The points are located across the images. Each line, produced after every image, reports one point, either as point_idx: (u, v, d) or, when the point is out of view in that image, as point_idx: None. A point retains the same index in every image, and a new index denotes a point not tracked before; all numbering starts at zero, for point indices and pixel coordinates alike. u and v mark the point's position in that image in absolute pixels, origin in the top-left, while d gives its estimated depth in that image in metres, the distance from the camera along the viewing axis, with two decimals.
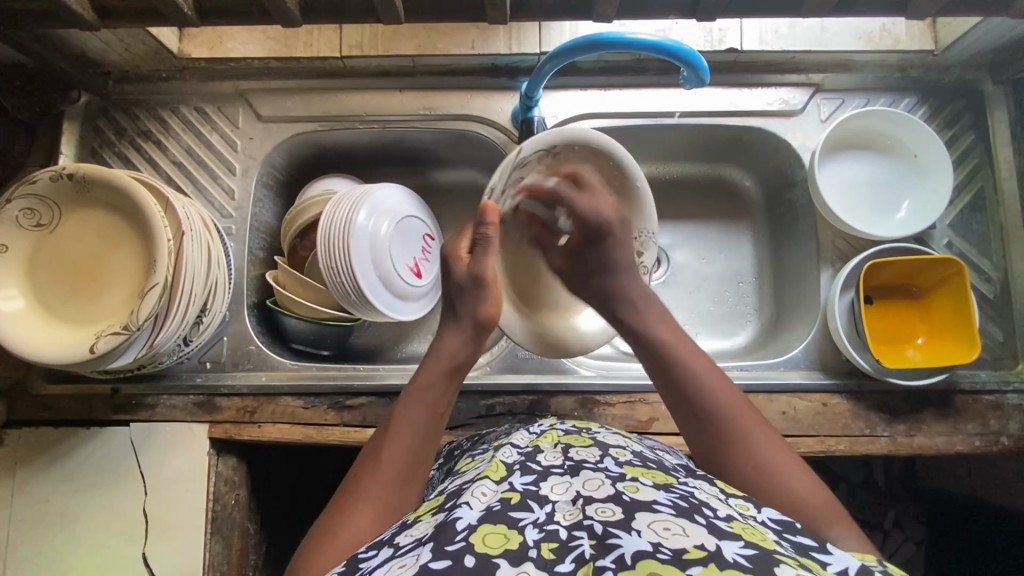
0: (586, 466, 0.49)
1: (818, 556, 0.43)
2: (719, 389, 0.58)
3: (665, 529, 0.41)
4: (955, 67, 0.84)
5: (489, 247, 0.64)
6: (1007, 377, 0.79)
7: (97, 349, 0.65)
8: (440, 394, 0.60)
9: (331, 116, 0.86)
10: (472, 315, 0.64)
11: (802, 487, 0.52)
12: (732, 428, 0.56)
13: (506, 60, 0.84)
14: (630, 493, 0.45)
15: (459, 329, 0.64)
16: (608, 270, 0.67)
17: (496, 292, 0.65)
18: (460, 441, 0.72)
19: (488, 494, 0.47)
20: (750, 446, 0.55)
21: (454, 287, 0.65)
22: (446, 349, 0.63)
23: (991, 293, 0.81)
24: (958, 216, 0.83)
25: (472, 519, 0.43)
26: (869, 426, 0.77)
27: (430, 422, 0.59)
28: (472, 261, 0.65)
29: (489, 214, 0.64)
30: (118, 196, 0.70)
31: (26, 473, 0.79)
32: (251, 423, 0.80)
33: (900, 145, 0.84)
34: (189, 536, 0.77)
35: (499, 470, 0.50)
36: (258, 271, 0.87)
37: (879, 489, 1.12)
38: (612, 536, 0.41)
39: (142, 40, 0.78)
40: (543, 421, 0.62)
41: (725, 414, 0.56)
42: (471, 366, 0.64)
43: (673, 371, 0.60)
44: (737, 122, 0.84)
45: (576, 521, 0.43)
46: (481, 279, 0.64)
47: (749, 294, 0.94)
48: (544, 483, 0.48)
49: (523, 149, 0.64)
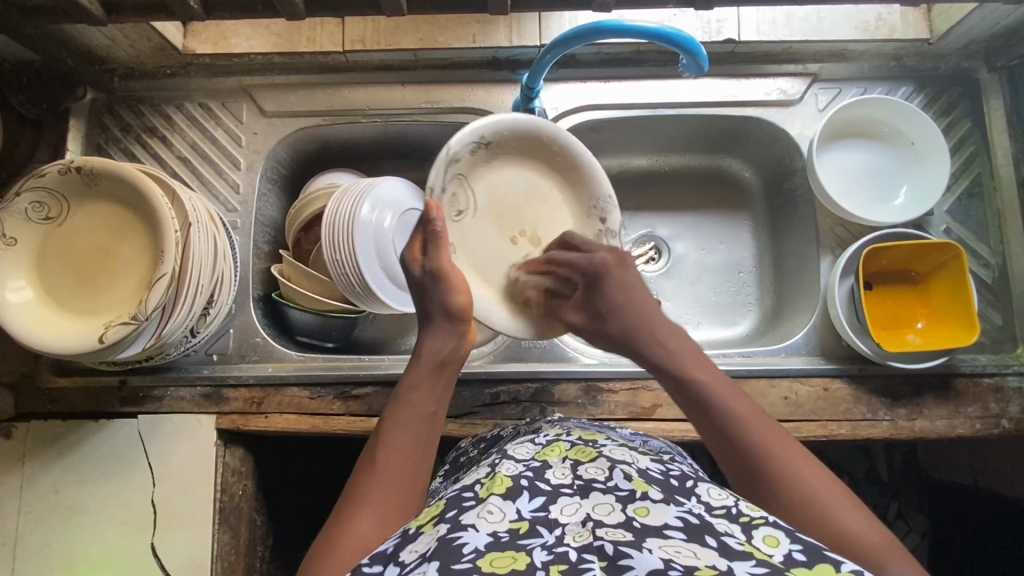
0: (595, 487, 0.49)
1: (829, 558, 0.43)
2: (750, 417, 0.54)
3: (675, 551, 0.42)
4: (951, 55, 0.85)
5: (439, 241, 0.66)
6: (1007, 361, 0.79)
7: (106, 338, 0.66)
8: (429, 392, 0.61)
9: (335, 110, 0.87)
10: (441, 308, 0.64)
11: (861, 527, 0.48)
12: (766, 457, 0.51)
13: (506, 53, 0.85)
14: (641, 517, 0.46)
15: (440, 329, 0.64)
16: (618, 312, 0.65)
17: (459, 280, 0.65)
18: (465, 448, 0.73)
19: (496, 515, 0.47)
20: (801, 490, 0.50)
21: (416, 288, 0.66)
22: (428, 348, 0.63)
23: (989, 278, 0.82)
24: (956, 202, 0.84)
25: (479, 544, 0.44)
26: (870, 411, 0.78)
27: (421, 423, 0.59)
28: (426, 259, 0.66)
29: (432, 212, 0.66)
30: (126, 190, 0.71)
31: (35, 465, 0.79)
32: (258, 413, 0.81)
33: (897, 133, 0.85)
34: (197, 526, 0.78)
35: (505, 484, 0.50)
36: (264, 264, 0.88)
37: (882, 481, 1.12)
38: (624, 557, 0.42)
39: (147, 37, 0.79)
40: (548, 430, 0.63)
41: (758, 442, 0.52)
42: (462, 361, 0.65)
43: (707, 412, 0.56)
44: (735, 112, 0.85)
45: (586, 542, 0.44)
46: (438, 272, 0.65)
47: (749, 284, 0.95)
48: (553, 505, 0.48)
49: (454, 142, 0.67)
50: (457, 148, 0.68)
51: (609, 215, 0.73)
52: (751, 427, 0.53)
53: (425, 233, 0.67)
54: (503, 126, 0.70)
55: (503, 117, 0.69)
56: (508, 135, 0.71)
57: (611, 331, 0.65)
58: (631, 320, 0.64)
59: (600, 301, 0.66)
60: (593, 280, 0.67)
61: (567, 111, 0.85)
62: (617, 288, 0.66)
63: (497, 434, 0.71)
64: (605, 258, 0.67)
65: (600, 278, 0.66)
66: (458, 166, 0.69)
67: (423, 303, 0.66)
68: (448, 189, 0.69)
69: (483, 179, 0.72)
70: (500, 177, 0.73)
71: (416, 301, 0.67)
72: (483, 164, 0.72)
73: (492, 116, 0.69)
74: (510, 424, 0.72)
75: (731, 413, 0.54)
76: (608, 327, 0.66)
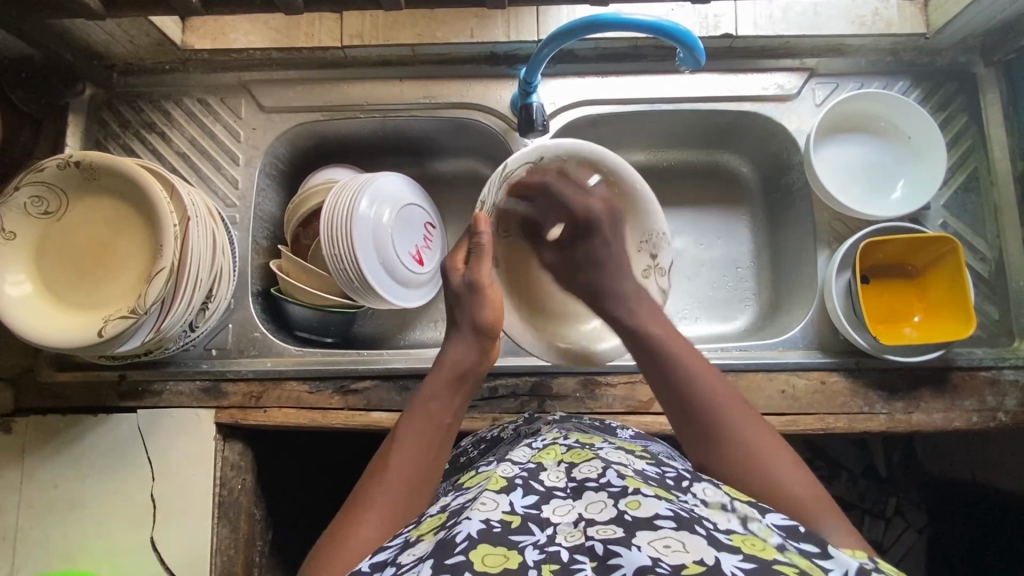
0: (589, 486, 0.50)
1: (819, 562, 0.43)
2: (706, 376, 0.59)
3: (665, 546, 0.42)
4: (948, 50, 0.85)
5: (482, 253, 0.70)
6: (1003, 354, 0.80)
7: (106, 332, 0.66)
8: (447, 402, 0.63)
9: (333, 106, 0.87)
10: (470, 322, 0.67)
11: (796, 483, 0.52)
12: (717, 413, 0.57)
13: (504, 48, 0.85)
14: (632, 511, 0.46)
15: (462, 341, 0.67)
16: (592, 266, 0.74)
17: (491, 297, 0.69)
18: (465, 448, 0.75)
19: (489, 505, 0.48)
20: (743, 445, 0.55)
21: (454, 296, 0.70)
22: (449, 360, 0.66)
23: (986, 272, 0.82)
24: (953, 197, 0.84)
25: (472, 531, 0.44)
26: (867, 404, 0.78)
27: (436, 432, 0.60)
28: (467, 269, 0.70)
29: (481, 224, 0.71)
30: (126, 184, 0.71)
31: (34, 460, 0.80)
32: (257, 407, 0.81)
33: (894, 128, 0.85)
34: (196, 520, 0.78)
35: (500, 482, 0.51)
36: (263, 260, 0.89)
37: (881, 477, 1.12)
38: (613, 556, 0.42)
39: (146, 32, 0.79)
40: (546, 435, 0.63)
41: (711, 399, 0.57)
42: (479, 375, 0.67)
43: (660, 362, 0.61)
44: (733, 107, 0.85)
45: (578, 543, 0.44)
46: (477, 285, 0.68)
47: (747, 279, 0.95)
48: (546, 505, 0.49)
49: (510, 164, 0.71)
50: (513, 168, 0.72)
51: (658, 253, 0.78)
52: (705, 386, 0.58)
53: (470, 243, 0.71)
54: (567, 151, 0.71)
55: (567, 142, 0.70)
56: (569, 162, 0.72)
57: (591, 281, 0.73)
58: (607, 275, 0.72)
59: (584, 246, 0.75)
60: (582, 230, 0.75)
61: (564, 106, 0.85)
62: (601, 237, 0.74)
63: (496, 435, 0.72)
64: (599, 208, 0.74)
65: (589, 228, 0.75)
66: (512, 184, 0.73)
67: (454, 315, 0.69)
68: (499, 204, 0.75)
69: (535, 197, 0.76)
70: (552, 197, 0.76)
71: (450, 310, 0.70)
72: (540, 183, 0.74)
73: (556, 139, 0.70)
74: (509, 424, 0.74)
75: (682, 365, 0.60)
76: (590, 277, 0.73)
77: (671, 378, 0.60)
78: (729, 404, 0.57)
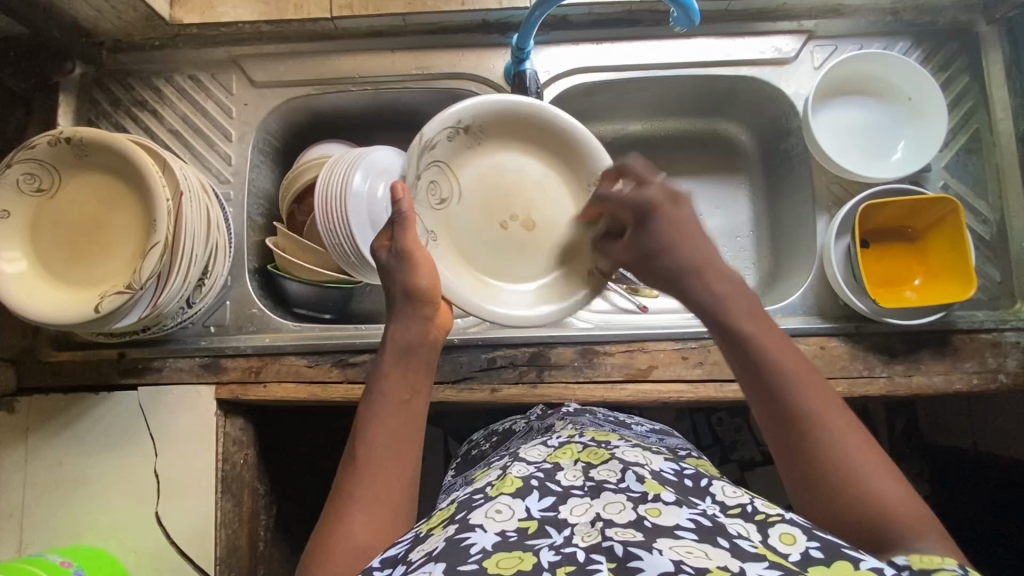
0: (606, 487, 0.51)
1: (849, 554, 0.44)
2: (811, 390, 0.54)
3: (686, 552, 0.42)
4: (950, 8, 0.84)
5: (405, 222, 0.65)
6: (1004, 316, 0.79)
7: (102, 308, 0.66)
8: (401, 379, 0.63)
9: (325, 79, 0.86)
10: (407, 291, 0.65)
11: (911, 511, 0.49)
12: (821, 431, 0.52)
13: (497, 16, 0.84)
14: (652, 517, 0.47)
15: (405, 313, 0.66)
16: (665, 254, 0.64)
17: (424, 261, 0.65)
18: (477, 441, 0.83)
19: (505, 513, 0.49)
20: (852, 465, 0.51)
21: (383, 271, 0.66)
22: (394, 336, 0.65)
23: (988, 234, 0.82)
24: (953, 158, 0.83)
25: (487, 544, 0.45)
26: (867, 367, 0.78)
27: (395, 412, 0.61)
28: (393, 243, 0.66)
29: (399, 192, 0.64)
30: (118, 159, 0.70)
31: (37, 439, 0.80)
32: (257, 382, 0.81)
33: (893, 89, 0.84)
34: (199, 495, 0.79)
35: (515, 484, 0.52)
36: (258, 237, 0.89)
37: (883, 448, 1.13)
38: (633, 558, 0.42)
39: (132, 6, 0.78)
40: (562, 433, 0.64)
41: (814, 414, 0.53)
42: (431, 342, 0.66)
43: (761, 370, 0.56)
44: (730, 72, 0.84)
45: (595, 543, 0.44)
46: (406, 252, 0.65)
47: (746, 248, 0.94)
48: (563, 506, 0.50)
49: (426, 130, 0.68)
50: (433, 136, 0.69)
51: None
52: (809, 400, 0.53)
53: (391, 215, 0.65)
54: (479, 110, 0.71)
55: (480, 100, 0.71)
56: (490, 118, 0.72)
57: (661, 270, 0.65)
58: (680, 259, 0.63)
59: (651, 240, 0.65)
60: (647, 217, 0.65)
61: (559, 75, 0.84)
62: (671, 229, 0.64)
63: (508, 428, 0.80)
64: (656, 196, 0.65)
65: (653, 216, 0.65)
66: (436, 152, 0.71)
67: (388, 289, 0.66)
68: (426, 176, 0.71)
69: (468, 166, 0.74)
70: (491, 161, 0.75)
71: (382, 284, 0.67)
72: (465, 151, 0.73)
73: (468, 100, 0.71)
74: (522, 418, 0.80)
75: (783, 377, 0.55)
76: (666, 265, 0.64)
77: (757, 367, 0.56)
78: (825, 407, 0.53)
